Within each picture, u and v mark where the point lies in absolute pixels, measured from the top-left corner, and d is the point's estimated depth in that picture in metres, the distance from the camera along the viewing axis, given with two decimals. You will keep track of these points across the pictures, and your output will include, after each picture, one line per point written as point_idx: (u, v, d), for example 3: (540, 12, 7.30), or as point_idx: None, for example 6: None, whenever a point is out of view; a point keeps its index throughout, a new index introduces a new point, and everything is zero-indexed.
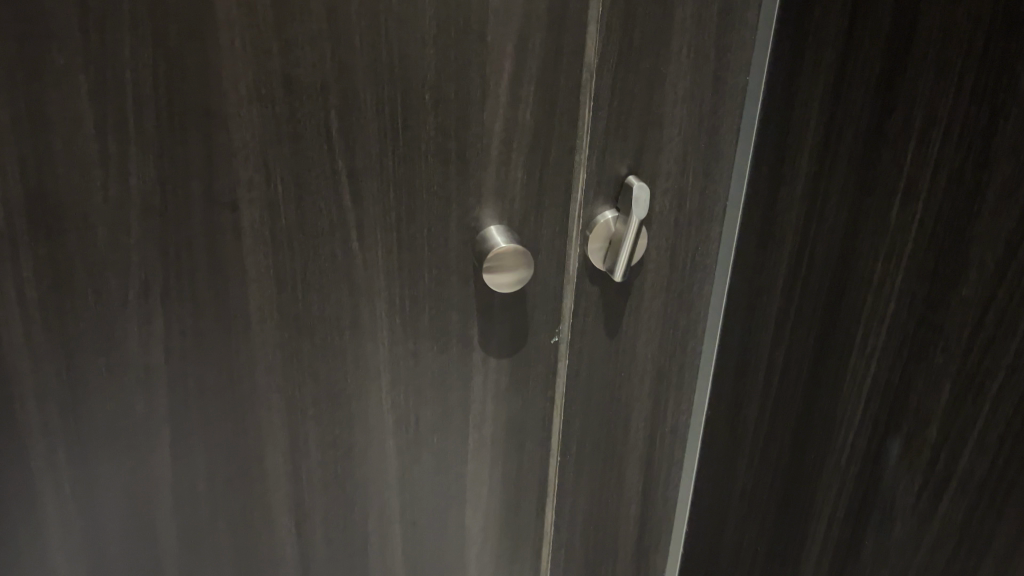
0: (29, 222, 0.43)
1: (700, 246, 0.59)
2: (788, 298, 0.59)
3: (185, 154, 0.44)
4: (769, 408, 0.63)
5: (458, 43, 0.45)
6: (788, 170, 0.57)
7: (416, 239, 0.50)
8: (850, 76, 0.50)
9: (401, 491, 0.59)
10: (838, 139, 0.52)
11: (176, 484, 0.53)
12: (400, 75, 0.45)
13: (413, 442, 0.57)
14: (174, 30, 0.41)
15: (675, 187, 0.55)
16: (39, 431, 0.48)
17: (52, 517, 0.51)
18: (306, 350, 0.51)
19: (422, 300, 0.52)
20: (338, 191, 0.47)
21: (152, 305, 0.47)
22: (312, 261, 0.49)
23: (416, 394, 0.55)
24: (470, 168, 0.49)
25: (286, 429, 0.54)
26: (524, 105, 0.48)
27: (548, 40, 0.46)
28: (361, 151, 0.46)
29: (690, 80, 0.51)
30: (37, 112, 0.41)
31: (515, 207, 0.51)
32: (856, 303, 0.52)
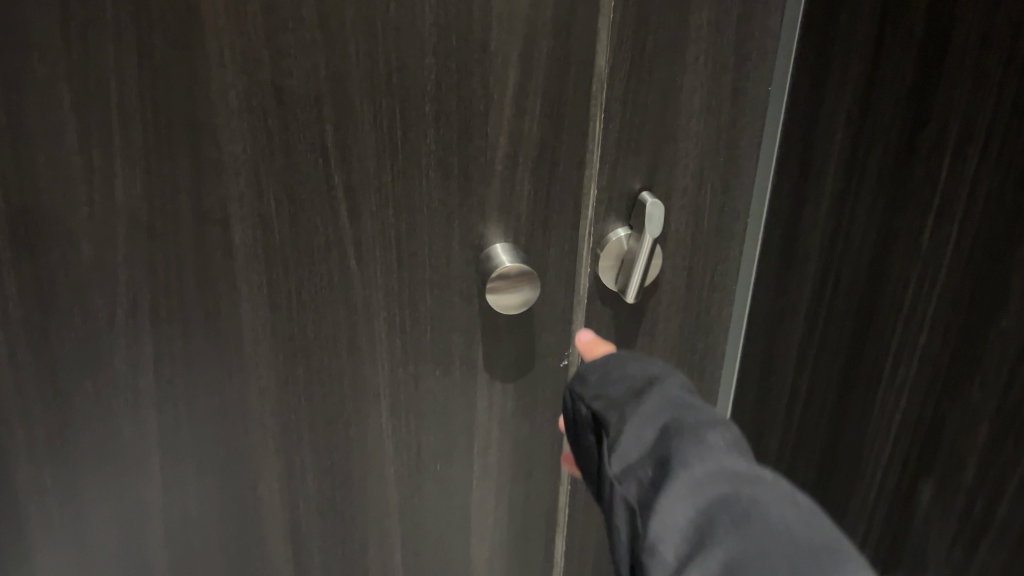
0: (12, 238, 0.41)
1: (720, 266, 0.56)
2: (812, 321, 0.56)
3: (173, 168, 0.42)
4: (792, 436, 0.60)
5: (459, 52, 0.43)
6: (812, 186, 0.54)
7: (416, 258, 0.48)
8: (879, 86, 0.47)
9: (403, 518, 0.56)
10: (866, 155, 0.49)
11: (167, 511, 0.51)
12: (398, 85, 0.43)
13: (414, 468, 0.55)
14: (161, 38, 0.39)
15: (691, 203, 0.52)
16: (25, 453, 0.47)
17: (38, 543, 0.49)
18: (301, 373, 0.49)
19: (423, 322, 0.50)
20: (334, 208, 0.45)
21: (140, 325, 0.45)
22: (306, 280, 0.46)
23: (418, 418, 0.53)
24: (473, 183, 0.46)
25: (281, 455, 0.51)
26: (531, 117, 0.45)
27: (556, 48, 0.44)
28: (357, 165, 0.44)
29: (707, 91, 0.48)
30: (18, 125, 0.39)
31: (522, 224, 0.49)
32: (886, 329, 0.48)
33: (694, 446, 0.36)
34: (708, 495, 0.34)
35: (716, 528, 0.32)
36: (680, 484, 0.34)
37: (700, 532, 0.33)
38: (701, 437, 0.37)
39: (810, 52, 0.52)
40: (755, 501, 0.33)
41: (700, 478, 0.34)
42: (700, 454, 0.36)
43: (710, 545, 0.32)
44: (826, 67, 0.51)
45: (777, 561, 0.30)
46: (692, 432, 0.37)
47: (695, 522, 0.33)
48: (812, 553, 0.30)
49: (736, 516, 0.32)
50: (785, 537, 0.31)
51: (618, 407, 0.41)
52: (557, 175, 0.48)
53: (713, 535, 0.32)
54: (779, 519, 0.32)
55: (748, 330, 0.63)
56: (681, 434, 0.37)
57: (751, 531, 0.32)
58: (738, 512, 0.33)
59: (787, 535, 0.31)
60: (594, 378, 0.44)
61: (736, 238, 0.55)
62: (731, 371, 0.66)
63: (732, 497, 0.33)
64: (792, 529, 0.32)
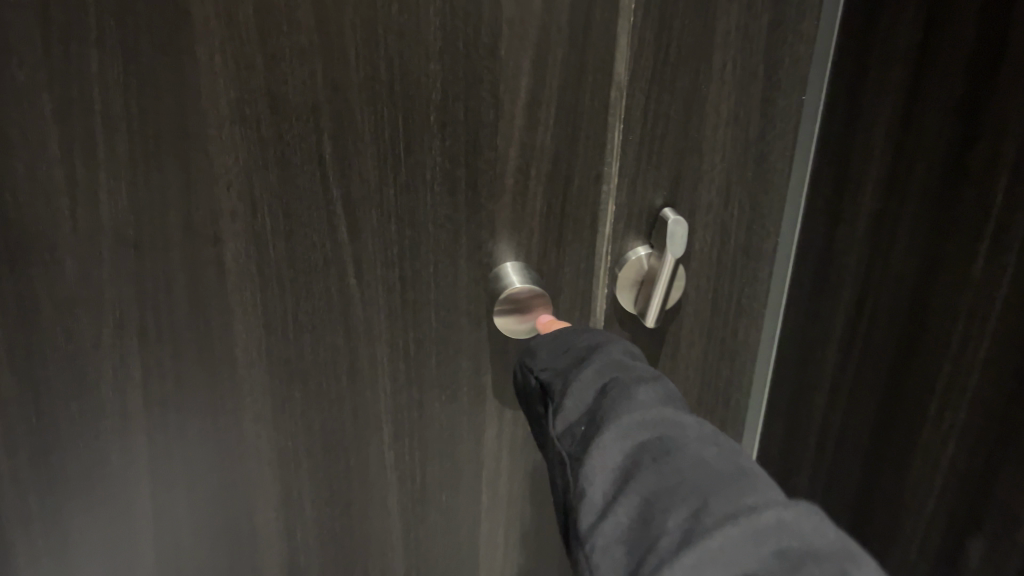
0: None
1: (748, 288, 0.52)
2: (847, 348, 0.52)
3: (160, 181, 0.39)
4: (824, 470, 0.56)
5: (466, 57, 0.40)
6: (847, 202, 0.50)
7: (420, 277, 0.45)
8: (925, 98, 0.43)
9: (406, 549, 0.53)
10: (910, 173, 0.45)
11: (158, 539, 0.48)
12: (401, 93, 0.40)
13: (418, 497, 0.52)
14: (146, 43, 0.37)
15: (717, 221, 0.48)
16: (8, 476, 0.45)
17: (25, 567, 0.48)
18: (298, 398, 0.46)
19: (428, 344, 0.47)
20: (333, 224, 0.42)
21: (128, 346, 0.43)
22: (303, 300, 0.44)
23: (422, 445, 0.50)
24: (481, 199, 0.43)
25: (278, 484, 0.49)
26: (544, 128, 0.42)
27: (571, 54, 0.41)
28: (357, 179, 0.41)
29: (736, 100, 0.45)
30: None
31: (534, 242, 0.46)
32: (931, 360, 0.44)
33: (628, 398, 0.33)
34: (636, 438, 0.31)
35: (640, 467, 0.29)
36: (609, 431, 0.32)
37: (625, 473, 0.30)
38: (636, 390, 0.34)
39: (848, 58, 0.48)
40: (681, 440, 0.30)
41: (629, 423, 0.32)
42: (633, 403, 0.33)
43: (632, 483, 0.29)
44: (864, 75, 0.47)
45: (693, 487, 0.27)
46: (628, 385, 0.34)
47: (622, 465, 0.30)
48: (729, 479, 0.28)
49: (660, 452, 0.30)
50: (705, 468, 0.28)
51: (562, 372, 0.39)
52: (572, 189, 0.45)
53: (636, 473, 0.29)
54: (704, 453, 0.29)
55: (778, 354, 0.59)
56: (617, 388, 0.34)
57: (672, 466, 0.29)
58: (664, 450, 0.30)
59: (708, 466, 0.28)
60: (543, 350, 0.41)
61: (767, 259, 0.52)
62: (758, 398, 0.62)
63: (660, 438, 0.31)
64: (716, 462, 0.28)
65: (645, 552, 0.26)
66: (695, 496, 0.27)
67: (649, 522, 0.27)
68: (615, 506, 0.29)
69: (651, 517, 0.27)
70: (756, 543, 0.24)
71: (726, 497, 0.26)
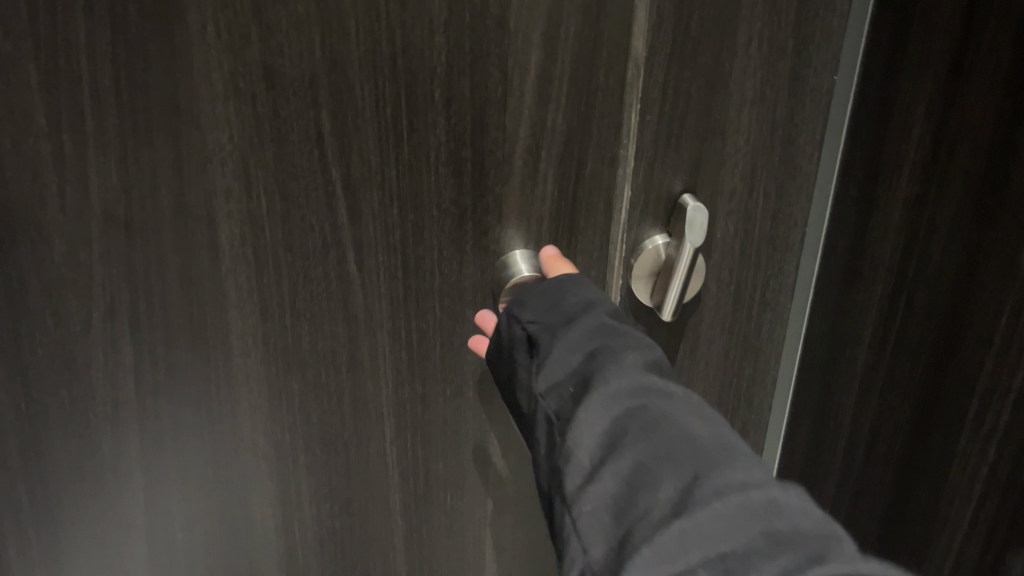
0: None
1: (774, 282, 0.49)
2: (880, 347, 0.48)
3: (151, 157, 0.37)
4: (852, 477, 0.53)
5: (473, 29, 0.37)
6: (881, 191, 0.47)
7: (424, 264, 0.42)
8: (969, 76, 0.40)
9: (409, 547, 0.52)
10: (951, 156, 0.42)
11: (150, 533, 0.47)
12: (403, 67, 0.37)
13: (420, 495, 0.50)
14: (134, 10, 0.35)
15: (742, 210, 0.45)
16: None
17: (16, 559, 0.47)
18: (296, 390, 0.45)
19: (431, 335, 0.45)
20: (331, 206, 0.40)
21: (120, 331, 0.41)
22: (300, 286, 0.42)
23: (425, 439, 0.48)
24: (488, 181, 0.41)
25: (274, 479, 0.47)
26: (555, 107, 0.40)
27: (585, 28, 0.38)
28: (357, 158, 0.39)
29: (762, 78, 0.42)
30: None
31: (544, 229, 0.43)
32: (974, 360, 0.42)
33: (614, 362, 0.35)
34: (624, 403, 0.33)
35: (631, 435, 0.32)
36: (597, 397, 0.33)
37: (614, 439, 0.32)
38: (622, 355, 0.35)
39: (885, 37, 0.45)
40: (668, 410, 0.32)
41: (617, 388, 0.33)
42: (619, 367, 0.34)
43: (623, 450, 0.31)
44: (903, 54, 0.44)
45: (684, 463, 0.30)
46: (614, 348, 0.35)
47: (610, 429, 0.32)
48: (714, 453, 0.30)
49: (650, 422, 0.32)
50: (694, 442, 0.31)
51: (550, 327, 0.38)
52: (585, 173, 0.42)
53: (627, 441, 0.31)
54: (689, 428, 0.31)
55: (804, 354, 0.56)
56: (604, 350, 0.36)
57: (662, 439, 0.31)
58: (652, 420, 0.32)
59: (695, 440, 0.31)
60: (531, 300, 0.39)
61: (793, 250, 0.49)
62: (782, 399, 0.59)
63: (647, 407, 0.32)
64: (701, 437, 0.31)
65: (638, 522, 0.29)
66: (687, 470, 0.30)
67: (641, 491, 0.30)
68: (605, 472, 0.31)
69: (643, 487, 0.30)
70: (742, 522, 0.27)
71: (716, 473, 0.29)
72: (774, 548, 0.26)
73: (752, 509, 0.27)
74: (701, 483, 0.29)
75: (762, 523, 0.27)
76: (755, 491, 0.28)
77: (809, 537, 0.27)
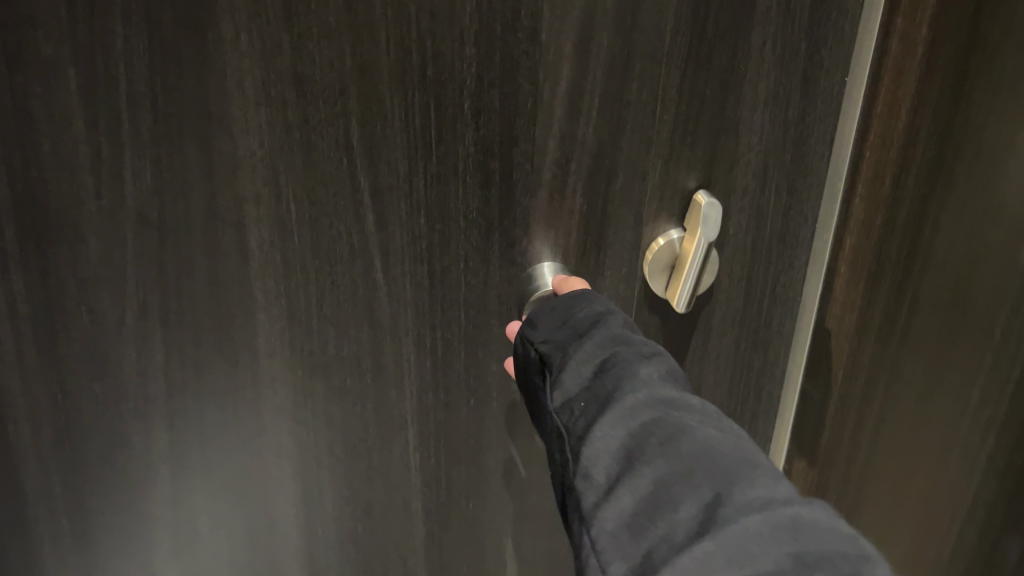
0: (19, 232, 0.39)
1: (783, 276, 0.50)
2: (887, 341, 0.51)
3: (183, 160, 0.39)
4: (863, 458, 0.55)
5: (503, 41, 0.38)
6: (885, 193, 0.47)
7: (450, 273, 0.44)
8: (976, 80, 0.42)
9: (428, 544, 0.53)
10: (957, 156, 0.44)
11: (175, 525, 0.48)
12: (436, 79, 0.39)
13: (439, 496, 0.52)
14: (169, 18, 0.36)
15: (753, 205, 0.47)
16: (34, 456, 0.44)
17: (47, 555, 0.48)
18: (321, 393, 0.46)
19: (456, 345, 0.47)
20: (358, 214, 0.41)
21: (150, 329, 0.42)
22: (328, 291, 0.43)
23: (447, 443, 0.50)
24: (517, 194, 0.43)
25: (296, 478, 0.49)
26: (585, 120, 0.41)
27: (617, 39, 0.40)
28: (385, 167, 0.40)
29: (775, 81, 0.43)
30: (22, 109, 0.36)
31: (573, 241, 0.45)
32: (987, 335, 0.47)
33: (628, 375, 0.34)
34: (642, 419, 0.32)
35: (648, 451, 0.31)
36: (615, 414, 0.32)
37: (631, 454, 0.31)
38: (637, 368, 0.34)
39: (890, 41, 0.43)
40: (685, 422, 0.31)
41: (634, 404, 0.33)
42: (635, 382, 0.34)
43: (639, 466, 0.30)
44: (912, 58, 0.43)
45: (706, 479, 0.29)
46: (629, 361, 0.35)
47: (626, 444, 0.31)
48: (736, 466, 0.29)
49: (666, 434, 0.31)
50: (714, 456, 0.30)
51: (561, 344, 0.38)
52: (614, 186, 0.44)
53: (643, 455, 0.31)
54: (709, 442, 0.30)
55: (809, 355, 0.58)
56: (619, 363, 0.35)
57: (680, 454, 0.30)
58: (669, 433, 0.31)
59: (717, 455, 0.30)
60: (543, 321, 0.40)
61: (803, 248, 0.50)
62: (784, 422, 0.58)
63: (664, 420, 0.32)
64: (723, 452, 0.30)
65: (659, 544, 0.28)
66: (706, 485, 0.29)
67: (659, 509, 0.29)
68: (622, 489, 0.30)
69: (661, 504, 0.29)
70: (771, 541, 0.26)
71: (738, 487, 0.28)
72: (802, 567, 0.25)
73: (780, 525, 0.26)
74: (726, 500, 0.28)
75: (790, 540, 0.26)
76: (782, 509, 0.27)
77: (839, 557, 0.26)
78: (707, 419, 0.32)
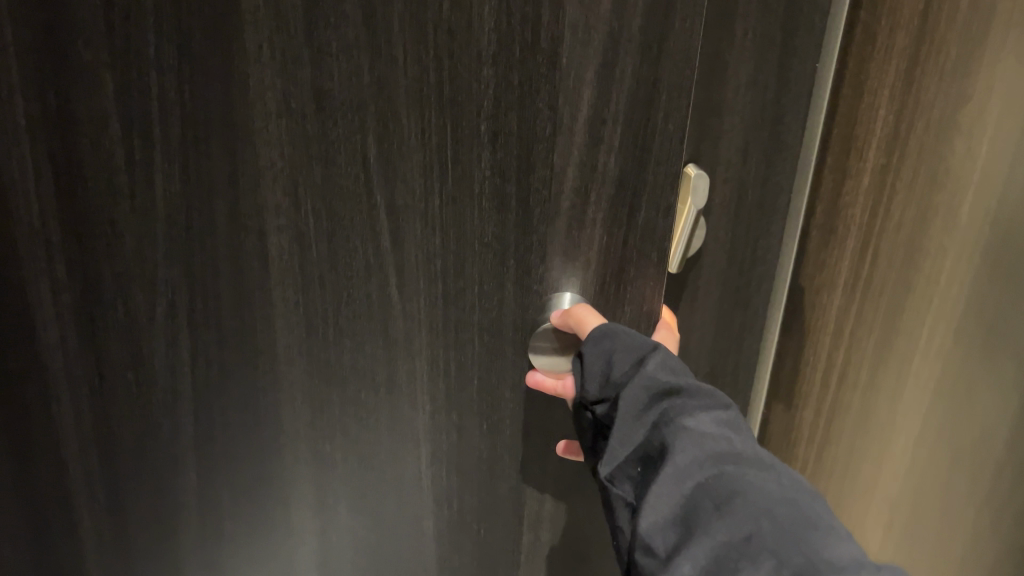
0: (63, 226, 0.42)
1: (762, 235, 0.60)
2: (852, 289, 0.60)
3: (209, 167, 0.41)
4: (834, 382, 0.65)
5: (521, 65, 0.38)
6: (852, 162, 0.56)
7: (464, 295, 0.44)
8: (927, 74, 0.50)
9: (441, 557, 0.54)
10: (908, 132, 0.53)
11: (202, 503, 0.50)
12: (452, 102, 0.39)
13: (452, 517, 0.52)
14: (199, 30, 0.38)
15: (734, 177, 0.56)
16: (75, 432, 0.47)
17: (87, 524, 0.50)
18: (337, 401, 0.48)
19: (470, 366, 0.47)
20: (375, 229, 0.42)
21: (179, 326, 0.44)
22: (343, 304, 0.44)
23: (459, 465, 0.50)
24: (533, 221, 0.42)
25: (313, 476, 0.50)
26: (607, 149, 0.41)
27: (641, 66, 0.39)
28: (401, 184, 0.41)
29: (753, 68, 0.52)
30: (64, 108, 0.39)
31: (593, 272, 0.44)
32: (934, 271, 0.56)
33: (678, 431, 0.38)
34: (693, 484, 0.36)
35: (705, 519, 0.35)
36: (667, 480, 0.37)
37: (689, 521, 0.35)
38: (686, 422, 0.38)
39: (857, 29, 0.53)
40: (736, 485, 0.35)
41: (683, 469, 0.37)
42: (683, 440, 0.38)
43: (698, 533, 0.35)
44: (873, 46, 0.52)
45: (763, 547, 0.33)
46: (673, 417, 0.39)
47: (683, 511, 0.36)
48: (791, 530, 0.33)
49: (721, 501, 0.35)
50: (770, 520, 0.34)
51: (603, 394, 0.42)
52: (639, 221, 0.43)
53: (701, 523, 0.35)
54: (760, 503, 0.35)
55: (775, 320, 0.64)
56: (663, 420, 0.39)
57: (735, 521, 0.34)
58: (725, 496, 0.35)
59: (768, 518, 0.34)
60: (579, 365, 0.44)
61: (778, 214, 0.60)
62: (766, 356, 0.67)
63: (715, 483, 0.36)
64: (775, 513, 0.34)
65: None
66: (764, 554, 0.33)
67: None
68: (683, 556, 0.34)
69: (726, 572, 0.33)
70: None
71: (797, 555, 0.32)
72: None
73: None
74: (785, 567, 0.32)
75: None
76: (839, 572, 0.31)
77: None
78: (756, 478, 0.36)
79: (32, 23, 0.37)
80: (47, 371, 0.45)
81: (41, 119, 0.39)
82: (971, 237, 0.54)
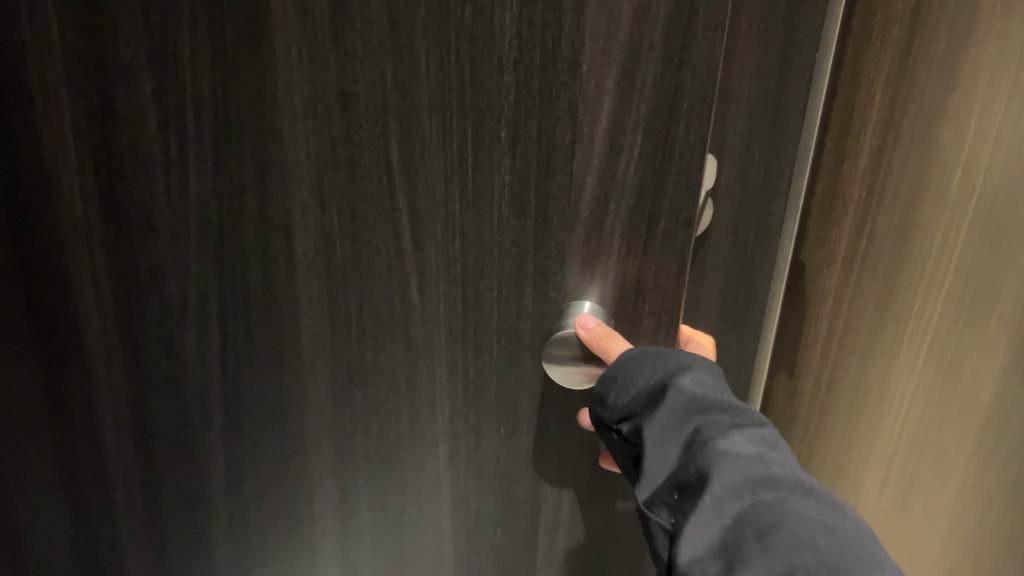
0: (104, 219, 0.45)
1: (765, 217, 0.62)
2: (851, 262, 0.65)
3: (239, 166, 0.42)
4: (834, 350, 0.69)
5: (542, 72, 0.37)
6: (851, 145, 0.61)
7: (482, 304, 0.43)
8: (920, 59, 0.55)
9: (457, 563, 0.53)
10: (902, 114, 0.57)
11: (227, 485, 0.53)
12: (473, 107, 0.39)
13: (469, 523, 0.51)
14: (231, 35, 0.39)
15: (740, 162, 0.59)
16: (110, 413, 0.51)
17: (120, 498, 0.54)
18: (359, 399, 0.48)
19: (488, 373, 0.45)
20: (397, 230, 0.42)
21: (208, 318, 0.47)
22: (368, 303, 0.45)
23: (478, 473, 0.49)
24: (551, 231, 0.41)
25: (332, 469, 0.51)
26: (626, 160, 0.39)
27: (662, 77, 0.37)
28: (424, 186, 0.41)
29: (757, 58, 0.55)
30: (107, 108, 0.42)
31: (615, 284, 0.42)
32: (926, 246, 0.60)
33: (713, 456, 0.38)
34: (733, 515, 0.36)
35: (745, 552, 0.35)
36: (705, 511, 0.36)
37: (729, 552, 0.35)
38: (720, 446, 0.38)
39: (853, 24, 0.59)
40: (776, 515, 0.35)
41: (722, 499, 0.36)
42: (719, 467, 0.37)
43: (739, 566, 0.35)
44: (869, 37, 0.58)
45: None
46: (708, 441, 0.38)
47: (723, 543, 0.36)
48: (834, 562, 0.33)
49: (761, 532, 0.35)
50: (812, 552, 0.33)
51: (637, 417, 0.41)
52: (656, 233, 0.40)
53: (742, 555, 0.35)
54: (802, 534, 0.34)
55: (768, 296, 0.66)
56: (698, 444, 0.39)
57: (776, 552, 0.34)
58: (765, 526, 0.35)
59: (810, 550, 0.33)
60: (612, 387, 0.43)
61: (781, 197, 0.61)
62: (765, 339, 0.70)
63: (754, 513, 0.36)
64: (816, 545, 0.34)
65: None
66: None
67: None
68: None
69: None
70: None
71: None
72: None
73: None
74: None
75: None
76: None
77: None
78: (796, 508, 0.35)
79: (79, 29, 0.40)
80: (84, 356, 0.49)
81: (83, 115, 0.42)
82: (960, 209, 0.57)
